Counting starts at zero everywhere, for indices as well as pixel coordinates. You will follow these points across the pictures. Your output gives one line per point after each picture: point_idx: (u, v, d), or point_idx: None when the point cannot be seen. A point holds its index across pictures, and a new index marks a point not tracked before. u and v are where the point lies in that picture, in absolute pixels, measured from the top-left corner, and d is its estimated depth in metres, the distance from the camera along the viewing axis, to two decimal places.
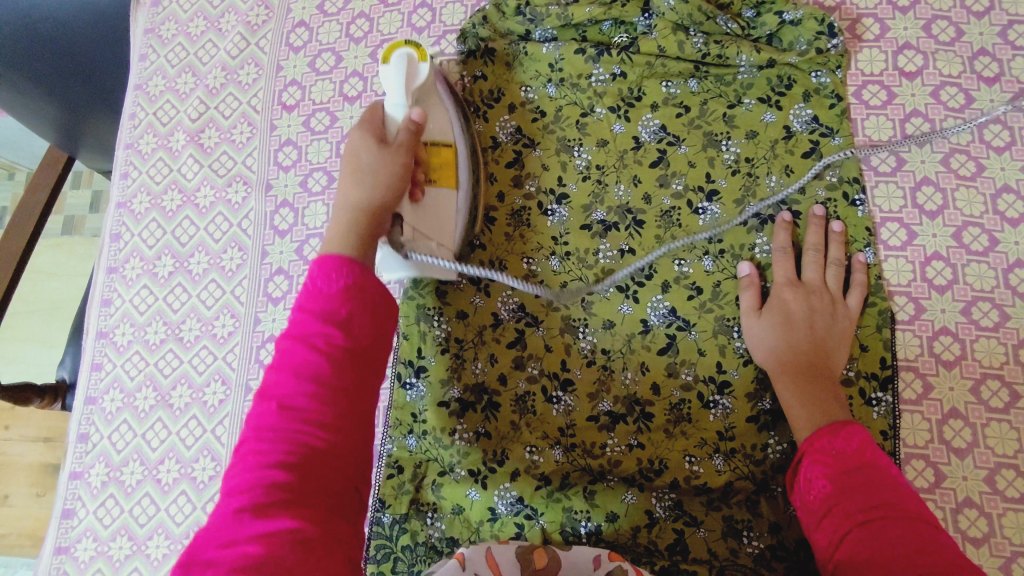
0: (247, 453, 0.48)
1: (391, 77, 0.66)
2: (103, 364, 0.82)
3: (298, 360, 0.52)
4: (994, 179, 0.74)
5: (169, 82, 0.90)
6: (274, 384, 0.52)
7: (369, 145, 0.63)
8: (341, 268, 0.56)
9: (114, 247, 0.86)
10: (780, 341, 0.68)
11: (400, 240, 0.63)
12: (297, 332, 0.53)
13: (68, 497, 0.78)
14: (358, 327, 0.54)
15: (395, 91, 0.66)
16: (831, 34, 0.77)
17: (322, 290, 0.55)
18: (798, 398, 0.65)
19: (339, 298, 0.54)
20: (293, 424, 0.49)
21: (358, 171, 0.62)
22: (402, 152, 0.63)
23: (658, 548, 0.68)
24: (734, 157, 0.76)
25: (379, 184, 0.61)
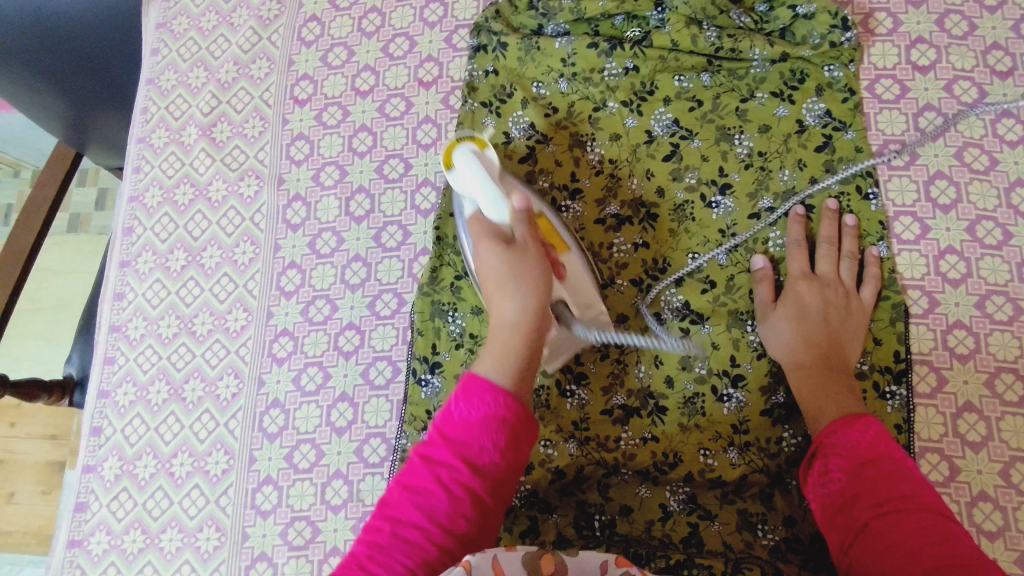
0: (405, 479, 0.54)
1: (468, 174, 0.65)
2: (116, 357, 0.82)
3: (429, 490, 0.52)
4: (1008, 173, 0.74)
5: (182, 76, 0.90)
6: (449, 414, 0.55)
7: (495, 270, 0.60)
8: (487, 398, 0.54)
9: (127, 241, 0.86)
10: (793, 335, 0.68)
11: (568, 317, 0.65)
12: (434, 450, 0.54)
13: (81, 490, 0.78)
14: (492, 440, 0.53)
15: (483, 187, 0.64)
16: (845, 27, 0.77)
17: (464, 417, 0.54)
18: (812, 389, 0.65)
19: (479, 435, 0.53)
20: (419, 512, 0.52)
21: (501, 287, 0.60)
22: (536, 261, 0.60)
23: (672, 541, 0.68)
24: (747, 151, 0.76)
25: (528, 293, 0.59)
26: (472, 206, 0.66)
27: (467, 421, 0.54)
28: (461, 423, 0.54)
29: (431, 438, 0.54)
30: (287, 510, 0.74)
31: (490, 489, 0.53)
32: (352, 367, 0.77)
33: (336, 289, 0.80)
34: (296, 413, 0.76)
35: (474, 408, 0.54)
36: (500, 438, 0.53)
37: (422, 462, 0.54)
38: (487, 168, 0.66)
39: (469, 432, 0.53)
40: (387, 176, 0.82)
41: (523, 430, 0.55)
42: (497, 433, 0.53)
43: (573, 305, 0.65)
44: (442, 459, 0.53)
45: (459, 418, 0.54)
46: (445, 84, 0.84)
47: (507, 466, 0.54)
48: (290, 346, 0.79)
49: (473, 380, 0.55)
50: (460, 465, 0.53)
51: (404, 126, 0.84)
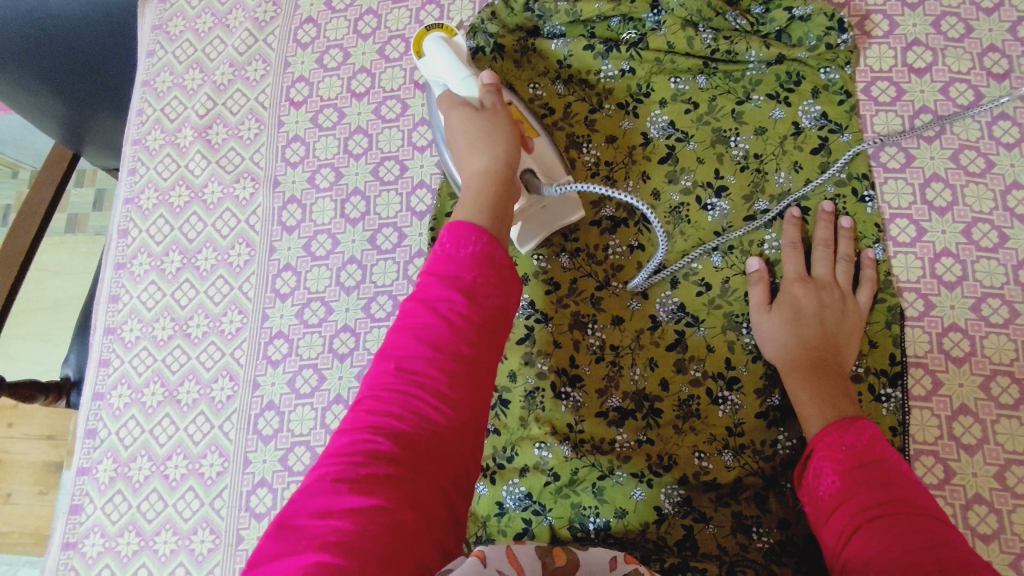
0: (392, 351, 0.51)
1: (441, 59, 0.69)
2: (111, 359, 0.82)
3: (420, 323, 0.52)
4: (1004, 175, 0.74)
5: (177, 78, 0.90)
6: (437, 255, 0.55)
7: (463, 120, 0.64)
8: (472, 235, 0.55)
9: (122, 242, 0.86)
10: (788, 339, 0.68)
11: (535, 180, 0.69)
12: (422, 295, 0.53)
13: (75, 493, 0.78)
14: (483, 296, 0.53)
15: (455, 71, 0.68)
16: (841, 29, 0.77)
17: (452, 253, 0.55)
18: (808, 393, 0.65)
19: (467, 265, 0.54)
20: (408, 382, 0.50)
21: (474, 138, 0.63)
22: (506, 121, 0.65)
23: (667, 544, 0.68)
24: (743, 153, 0.76)
25: (497, 145, 0.63)
26: (442, 88, 0.70)
27: (456, 257, 0.54)
28: (448, 257, 0.54)
29: (420, 287, 0.54)
30: (281, 513, 0.74)
31: (483, 270, 0.54)
32: (347, 369, 0.77)
33: (331, 291, 0.79)
34: (291, 415, 0.76)
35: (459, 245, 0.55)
36: (485, 271, 0.54)
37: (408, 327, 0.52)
38: (457, 53, 0.70)
39: (457, 265, 0.54)
40: (383, 178, 0.82)
41: (509, 267, 0.56)
42: (483, 266, 0.54)
43: (539, 173, 0.70)
44: (426, 325, 0.52)
45: (447, 254, 0.55)
46: None
47: (497, 310, 0.54)
48: (285, 348, 0.78)
49: (456, 224, 0.56)
50: (451, 297, 0.52)
51: (400, 127, 0.84)
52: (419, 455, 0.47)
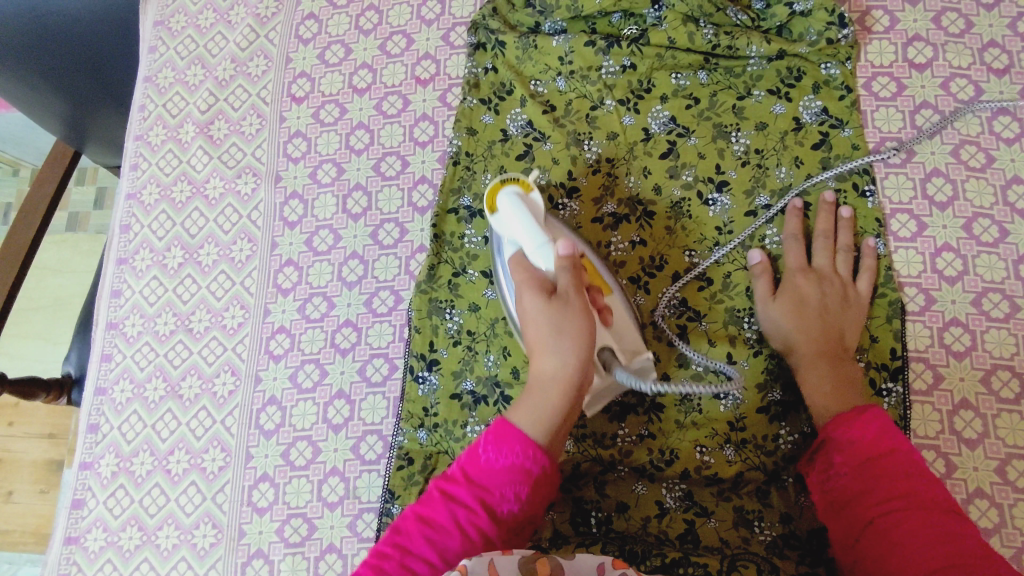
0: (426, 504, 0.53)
1: (514, 218, 0.64)
2: (113, 354, 0.82)
3: (436, 518, 0.52)
4: (1004, 170, 0.74)
5: (179, 73, 0.90)
6: (476, 453, 0.55)
7: (534, 312, 0.60)
8: (517, 447, 0.54)
9: (124, 238, 0.86)
10: (795, 327, 0.68)
11: (609, 359, 0.62)
12: (452, 487, 0.54)
13: (77, 487, 0.78)
14: (512, 505, 0.54)
15: (527, 230, 0.64)
16: (842, 24, 0.76)
17: (491, 463, 0.54)
18: (816, 378, 0.65)
19: (502, 478, 0.54)
20: (434, 537, 0.52)
21: (541, 342, 0.59)
22: (579, 312, 0.59)
23: (669, 538, 0.68)
24: (744, 149, 0.76)
25: (572, 346, 0.58)
26: (516, 249, 0.66)
27: (493, 467, 0.54)
28: (487, 466, 0.54)
29: (450, 479, 0.54)
30: (283, 507, 0.74)
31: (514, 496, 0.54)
32: (349, 364, 0.77)
33: (333, 286, 0.80)
34: (293, 410, 0.76)
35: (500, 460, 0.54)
36: (524, 492, 0.54)
37: (433, 513, 0.53)
38: (530, 211, 0.65)
39: (493, 479, 0.54)
40: (385, 173, 0.82)
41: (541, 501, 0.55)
42: (519, 482, 0.54)
43: (619, 353, 0.63)
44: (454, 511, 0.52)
45: (486, 461, 0.54)
46: (442, 82, 0.84)
47: (518, 521, 0.54)
48: (288, 343, 0.79)
49: (505, 427, 0.56)
50: (477, 505, 0.53)
51: (402, 123, 0.84)
52: None
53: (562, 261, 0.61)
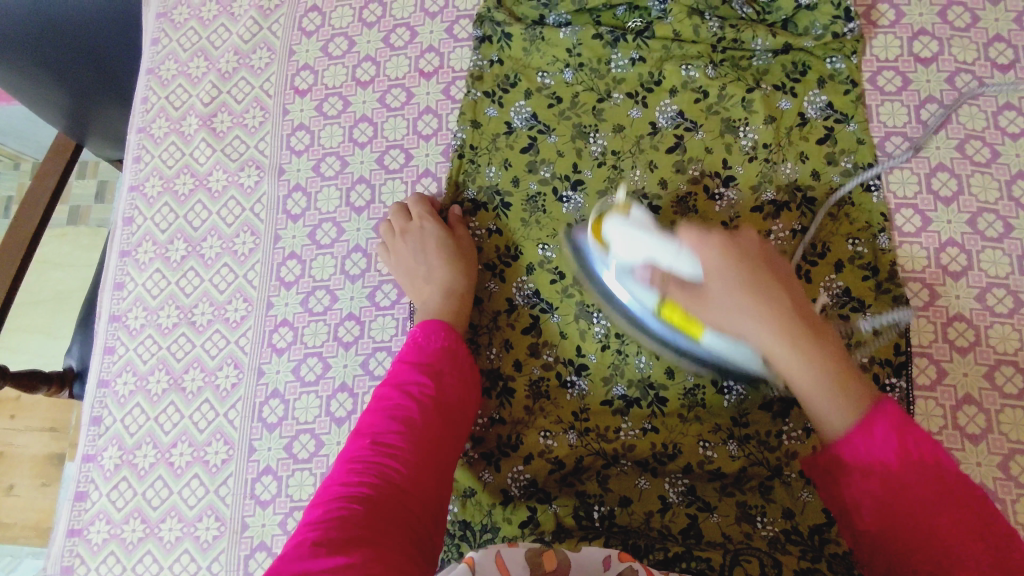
0: (379, 399, 0.61)
1: (640, 244, 0.59)
2: (116, 347, 0.82)
3: (393, 403, 0.61)
4: (1009, 165, 0.74)
5: (182, 66, 0.90)
6: (415, 346, 0.65)
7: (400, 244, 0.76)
8: (445, 333, 0.66)
9: (127, 231, 0.86)
10: (765, 324, 0.54)
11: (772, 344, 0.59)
12: (397, 379, 0.63)
13: (80, 480, 0.78)
14: (449, 389, 0.63)
15: (651, 246, 0.59)
16: (847, 19, 0.77)
17: (427, 348, 0.65)
18: (806, 386, 0.52)
19: (440, 387, 0.63)
20: (387, 432, 0.58)
21: (400, 254, 0.76)
22: (747, 278, 0.56)
23: (671, 532, 0.68)
24: (751, 144, 0.76)
25: (759, 326, 0.54)
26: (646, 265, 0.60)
27: (428, 352, 0.65)
28: (423, 353, 0.65)
29: (394, 373, 0.64)
30: (286, 500, 0.74)
31: (434, 366, 0.64)
32: (352, 357, 0.77)
33: (336, 280, 0.79)
34: (296, 404, 0.76)
35: (421, 345, 0.65)
36: (457, 371, 0.65)
37: (391, 387, 0.62)
38: (644, 228, 0.60)
39: (433, 359, 0.64)
40: (388, 167, 0.82)
41: (458, 371, 0.65)
42: (453, 364, 0.65)
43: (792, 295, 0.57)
44: (402, 392, 0.61)
45: (424, 350, 0.65)
46: (446, 74, 0.84)
47: (458, 405, 0.64)
48: (290, 337, 0.79)
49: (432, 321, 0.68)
50: (421, 385, 0.62)
51: (405, 116, 0.83)
52: (395, 490, 0.55)
53: (694, 233, 0.57)
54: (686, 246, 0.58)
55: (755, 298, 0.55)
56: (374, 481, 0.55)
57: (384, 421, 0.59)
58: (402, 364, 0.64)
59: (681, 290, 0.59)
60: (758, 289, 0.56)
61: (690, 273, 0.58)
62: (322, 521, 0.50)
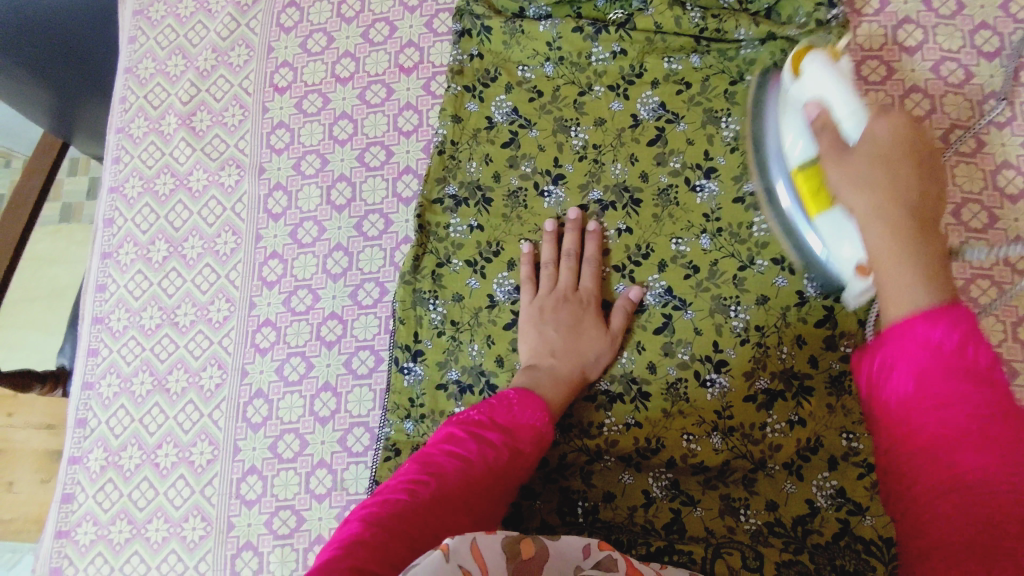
0: (454, 439, 0.57)
1: (824, 77, 0.57)
2: (99, 349, 0.82)
3: (469, 446, 0.56)
4: (995, 155, 0.73)
5: (160, 64, 0.89)
6: (501, 403, 0.61)
7: (549, 300, 0.71)
8: (538, 410, 0.61)
9: (108, 232, 0.85)
10: (878, 192, 0.48)
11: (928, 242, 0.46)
12: (479, 426, 0.58)
13: (67, 482, 0.78)
14: (521, 462, 0.58)
15: (836, 92, 0.55)
16: (830, 5, 0.74)
17: (515, 413, 0.60)
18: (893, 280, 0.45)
19: (512, 455, 0.58)
20: (455, 470, 0.54)
21: (550, 311, 0.71)
22: (896, 173, 0.48)
23: (654, 527, 0.67)
24: (733, 135, 0.75)
25: (872, 199, 0.48)
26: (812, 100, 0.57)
27: (515, 416, 0.60)
28: (510, 415, 0.60)
29: (477, 422, 0.59)
30: (271, 500, 0.74)
31: (516, 439, 0.59)
32: (335, 357, 0.77)
33: (318, 279, 0.79)
34: (280, 403, 0.76)
35: (515, 412, 0.60)
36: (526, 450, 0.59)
37: (474, 429, 0.58)
38: (840, 73, 0.57)
39: (517, 426, 0.59)
40: (369, 164, 0.82)
41: (533, 457, 0.59)
42: (530, 442, 0.59)
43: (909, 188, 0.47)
44: (481, 441, 0.57)
45: (511, 415, 0.60)
46: (426, 70, 0.83)
47: (517, 481, 0.58)
48: (273, 336, 0.78)
49: (528, 393, 0.62)
50: (501, 445, 0.57)
51: (385, 113, 0.83)
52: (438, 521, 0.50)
53: (875, 111, 0.52)
54: (867, 116, 0.52)
55: (874, 168, 0.49)
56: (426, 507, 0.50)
57: (457, 461, 0.55)
58: (485, 417, 0.59)
59: (832, 137, 0.53)
60: (892, 164, 0.49)
61: (849, 134, 0.53)
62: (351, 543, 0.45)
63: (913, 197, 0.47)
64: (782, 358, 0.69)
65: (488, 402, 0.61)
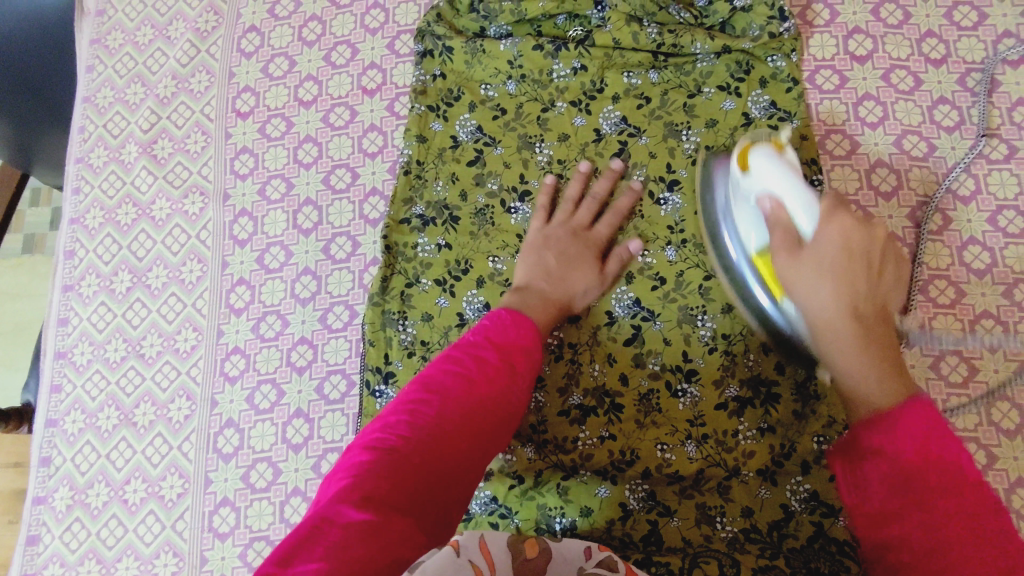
0: (450, 363, 0.57)
1: (769, 172, 0.60)
2: (62, 385, 0.80)
3: (462, 368, 0.56)
4: (946, 159, 0.76)
5: (119, 92, 0.88)
6: (494, 324, 0.61)
7: (561, 231, 0.74)
8: (524, 326, 0.61)
9: (69, 264, 0.84)
10: (835, 281, 0.50)
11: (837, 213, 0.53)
12: (475, 348, 0.58)
13: (32, 523, 0.76)
14: (519, 379, 0.58)
15: (781, 185, 0.58)
16: (782, 18, 0.77)
17: (509, 331, 0.60)
18: (853, 370, 0.49)
19: (502, 368, 0.57)
20: (447, 396, 0.54)
21: (552, 241, 0.73)
22: (868, 306, 0.50)
23: (633, 540, 0.68)
24: (694, 147, 0.76)
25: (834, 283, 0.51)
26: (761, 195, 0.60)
27: (506, 334, 0.60)
28: (501, 333, 0.60)
29: (474, 342, 0.59)
30: (245, 531, 0.72)
31: (512, 354, 0.58)
32: (306, 382, 0.76)
33: (286, 304, 0.78)
34: (251, 432, 0.75)
35: (506, 330, 0.60)
36: (517, 362, 0.58)
37: (473, 351, 0.58)
38: (784, 163, 0.61)
39: (508, 344, 0.59)
40: (334, 187, 0.81)
41: (531, 367, 0.59)
42: (521, 354, 0.59)
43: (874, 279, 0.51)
44: (474, 364, 0.56)
45: (504, 333, 0.60)
46: (389, 91, 0.84)
47: (518, 397, 0.58)
48: (243, 364, 0.77)
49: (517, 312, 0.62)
50: (495, 362, 0.57)
51: (349, 134, 0.83)
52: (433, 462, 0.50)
53: (825, 207, 0.53)
54: (819, 211, 0.54)
55: (842, 277, 0.50)
56: (420, 448, 0.50)
57: (451, 388, 0.54)
58: (480, 339, 0.59)
59: (785, 238, 0.55)
60: (855, 249, 0.51)
61: (804, 232, 0.54)
62: (360, 475, 0.47)
63: (874, 282, 0.51)
64: (750, 365, 0.71)
65: (487, 322, 0.61)
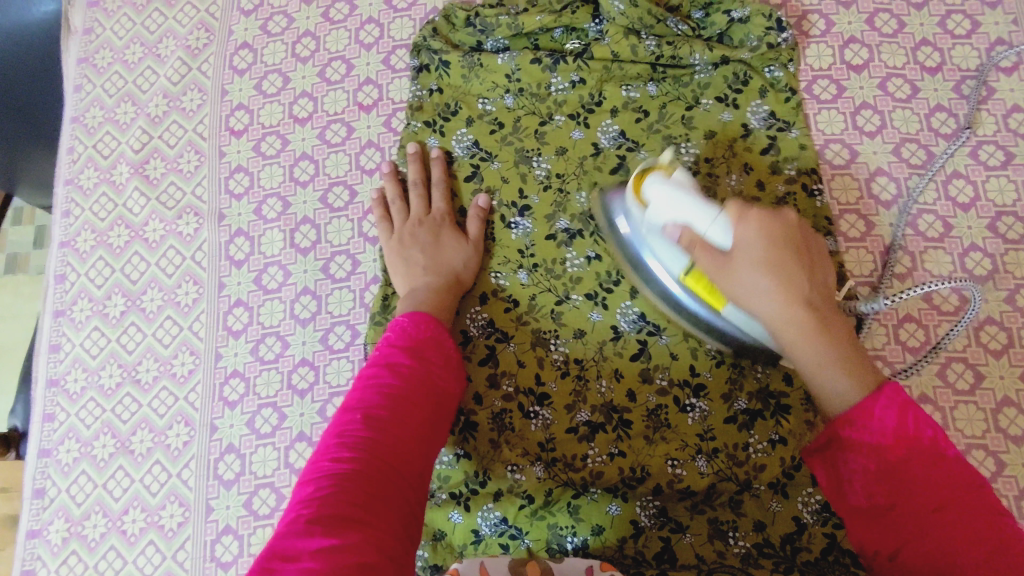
0: (367, 378, 0.56)
1: (670, 203, 0.61)
2: (55, 413, 0.78)
3: (381, 377, 0.56)
4: (944, 166, 0.76)
5: (108, 112, 0.87)
6: (399, 329, 0.61)
7: (409, 228, 0.75)
8: (429, 323, 0.62)
9: (60, 289, 0.82)
10: (779, 298, 0.56)
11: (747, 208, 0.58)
12: (385, 358, 0.58)
13: (26, 558, 0.74)
14: (438, 373, 0.60)
15: (691, 212, 0.59)
16: (780, 28, 0.78)
17: (412, 332, 0.61)
18: (811, 360, 0.55)
19: (418, 367, 0.58)
20: (378, 405, 0.54)
21: (409, 238, 0.74)
22: (799, 275, 0.57)
23: (646, 558, 0.67)
24: (694, 159, 0.76)
25: (789, 292, 0.56)
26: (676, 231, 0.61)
27: (414, 335, 0.61)
28: (408, 335, 0.61)
29: (381, 354, 0.59)
30: (248, 560, 0.71)
31: (423, 352, 0.60)
32: (308, 405, 0.74)
33: (285, 325, 0.77)
34: (253, 457, 0.74)
35: (409, 330, 0.61)
36: (433, 357, 0.60)
37: (382, 360, 0.58)
38: (686, 190, 0.60)
39: (421, 345, 0.60)
40: (332, 205, 0.80)
41: (445, 361, 0.61)
42: (438, 351, 0.61)
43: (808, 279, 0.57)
44: (390, 371, 0.57)
45: (409, 334, 0.61)
46: (385, 107, 0.83)
47: (443, 391, 0.60)
48: (242, 388, 0.76)
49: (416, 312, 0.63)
50: (409, 363, 0.58)
51: (346, 152, 0.82)
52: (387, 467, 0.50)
53: (734, 210, 0.58)
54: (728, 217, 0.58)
55: (773, 273, 0.56)
56: (369, 458, 0.50)
57: (380, 397, 0.54)
58: (389, 347, 0.59)
59: (710, 257, 0.58)
60: (774, 252, 0.57)
61: (721, 243, 0.58)
62: (322, 497, 0.46)
63: (790, 229, 0.58)
64: (757, 377, 0.70)
65: (391, 329, 0.62)
